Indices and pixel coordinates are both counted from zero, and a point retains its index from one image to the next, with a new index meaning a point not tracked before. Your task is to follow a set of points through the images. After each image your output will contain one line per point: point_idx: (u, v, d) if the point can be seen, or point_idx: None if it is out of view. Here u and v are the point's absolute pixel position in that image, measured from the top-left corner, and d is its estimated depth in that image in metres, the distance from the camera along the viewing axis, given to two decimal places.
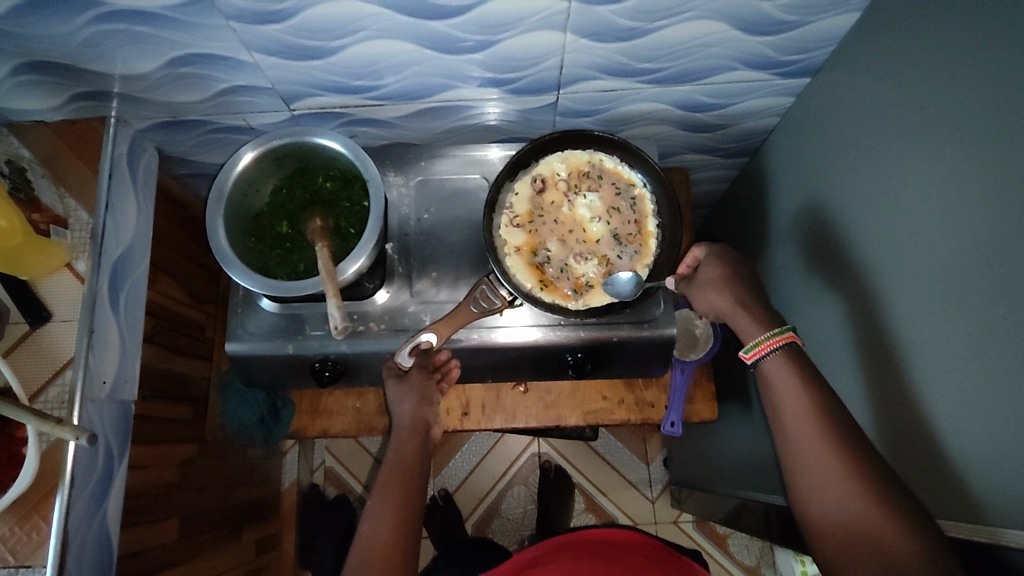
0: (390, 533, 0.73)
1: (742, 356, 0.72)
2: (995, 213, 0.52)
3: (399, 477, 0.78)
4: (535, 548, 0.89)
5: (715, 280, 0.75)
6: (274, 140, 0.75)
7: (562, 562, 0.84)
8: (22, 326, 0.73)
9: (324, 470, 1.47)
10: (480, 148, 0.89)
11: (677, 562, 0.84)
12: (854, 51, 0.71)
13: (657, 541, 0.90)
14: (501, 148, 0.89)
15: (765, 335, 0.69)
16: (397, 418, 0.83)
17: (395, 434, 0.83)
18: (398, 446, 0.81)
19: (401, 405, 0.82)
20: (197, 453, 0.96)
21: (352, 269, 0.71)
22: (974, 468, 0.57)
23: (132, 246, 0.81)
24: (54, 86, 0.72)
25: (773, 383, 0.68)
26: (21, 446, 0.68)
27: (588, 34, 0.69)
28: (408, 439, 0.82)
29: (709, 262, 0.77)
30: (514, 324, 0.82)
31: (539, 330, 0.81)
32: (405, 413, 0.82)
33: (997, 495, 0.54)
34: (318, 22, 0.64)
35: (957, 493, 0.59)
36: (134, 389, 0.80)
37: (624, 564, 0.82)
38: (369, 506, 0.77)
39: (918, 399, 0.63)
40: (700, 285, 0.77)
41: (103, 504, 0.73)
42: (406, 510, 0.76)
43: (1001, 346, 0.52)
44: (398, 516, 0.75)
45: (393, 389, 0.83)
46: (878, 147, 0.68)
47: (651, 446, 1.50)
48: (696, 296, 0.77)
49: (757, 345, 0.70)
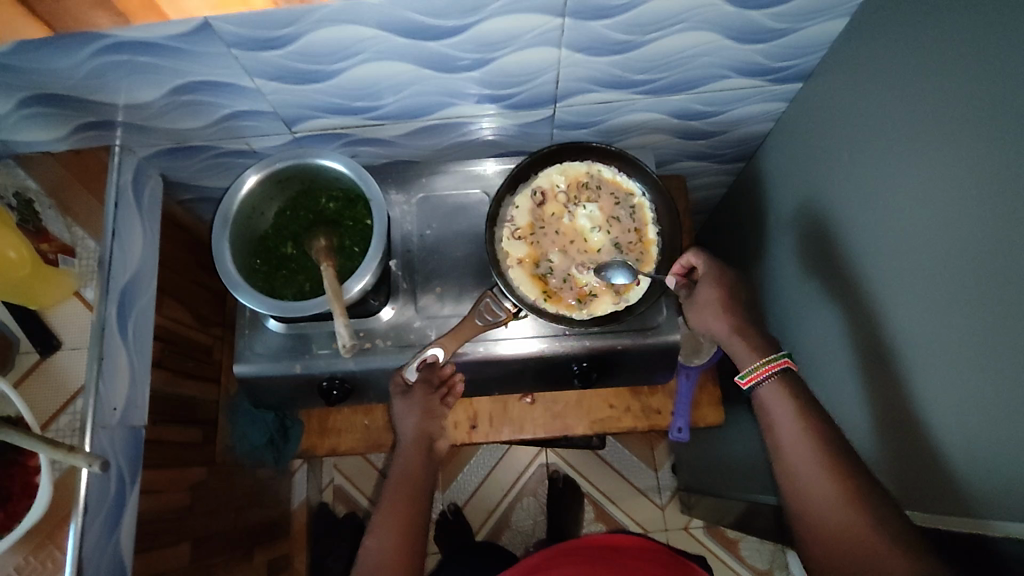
0: (398, 550, 0.72)
1: (737, 381, 0.71)
2: (988, 210, 0.53)
3: (407, 493, 0.77)
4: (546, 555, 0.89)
5: (713, 303, 0.73)
6: (277, 163, 0.76)
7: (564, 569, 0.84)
8: (32, 356, 0.73)
9: (333, 489, 1.48)
10: (475, 163, 0.90)
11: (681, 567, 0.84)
12: (844, 56, 0.72)
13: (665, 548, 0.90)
14: (497, 162, 0.91)
15: (759, 362, 0.69)
16: (401, 434, 0.81)
17: (400, 450, 0.81)
18: (404, 461, 0.79)
19: (405, 421, 0.80)
20: (207, 475, 0.96)
21: (357, 287, 0.72)
22: (967, 463, 0.57)
23: (140, 271, 0.82)
24: (60, 118, 0.74)
25: (766, 408, 0.67)
26: (34, 475, 0.68)
27: (583, 49, 0.71)
28: (415, 455, 0.80)
29: (707, 283, 0.74)
30: (516, 336, 0.82)
31: (539, 341, 0.82)
32: (409, 429, 0.80)
33: (992, 488, 0.55)
34: (318, 47, 0.65)
35: (954, 488, 0.59)
36: (143, 415, 0.80)
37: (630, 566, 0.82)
38: (372, 521, 0.76)
39: (915, 396, 0.64)
40: (697, 307, 0.75)
41: (115, 531, 0.73)
42: (412, 526, 0.75)
43: (996, 341, 0.53)
44: (404, 532, 0.74)
45: (398, 404, 0.81)
46: (871, 149, 0.69)
47: (658, 453, 1.50)
48: (693, 315, 0.76)
49: (753, 371, 0.69)
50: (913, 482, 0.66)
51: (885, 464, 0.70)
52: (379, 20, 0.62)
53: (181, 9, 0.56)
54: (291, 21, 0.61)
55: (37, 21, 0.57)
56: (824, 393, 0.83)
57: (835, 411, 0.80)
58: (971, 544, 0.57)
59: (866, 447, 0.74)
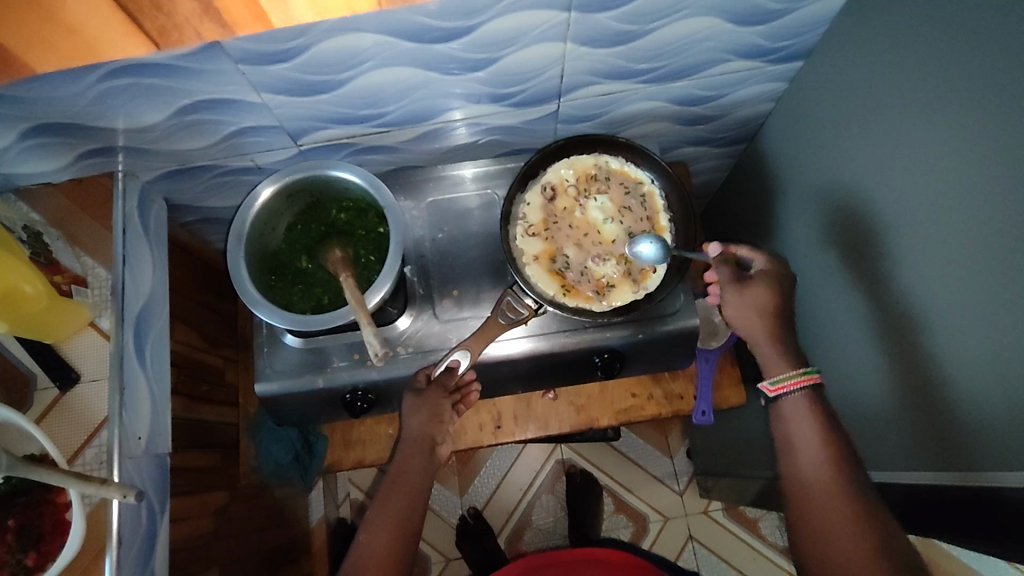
0: (387, 551, 0.73)
1: (764, 388, 0.74)
2: (995, 171, 0.54)
3: (402, 494, 0.76)
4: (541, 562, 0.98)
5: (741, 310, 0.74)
6: (288, 176, 0.76)
7: None
8: (52, 391, 0.72)
9: (350, 503, 1.48)
10: (456, 167, 0.90)
11: None
12: (842, 32, 0.74)
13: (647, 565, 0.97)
14: (477, 164, 0.90)
15: (796, 371, 0.72)
16: (403, 433, 0.79)
17: (400, 448, 0.79)
18: (403, 461, 0.78)
19: (411, 420, 0.78)
20: (231, 498, 0.95)
21: (376, 299, 0.71)
22: (984, 424, 0.59)
23: (152, 297, 0.80)
24: (62, 147, 0.72)
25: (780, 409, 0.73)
26: (65, 512, 0.66)
27: (587, 42, 0.71)
28: (412, 456, 0.78)
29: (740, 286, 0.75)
30: (504, 338, 0.82)
31: (528, 340, 0.82)
32: (412, 428, 0.78)
33: (1007, 443, 0.56)
34: (326, 57, 0.65)
35: (968, 446, 0.61)
36: (167, 441, 0.78)
37: None
38: (369, 514, 0.76)
39: (929, 359, 0.65)
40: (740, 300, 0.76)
41: (150, 561, 0.72)
42: (405, 529, 0.74)
43: (1012, 300, 0.54)
44: (397, 535, 0.74)
45: (407, 401, 0.79)
46: (873, 121, 0.70)
47: (672, 439, 1.50)
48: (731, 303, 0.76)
49: (785, 379, 0.72)
50: (931, 446, 0.67)
51: (904, 430, 0.71)
52: (384, 26, 0.62)
53: (290, 18, 0.52)
54: (301, 32, 0.60)
55: (143, 37, 0.52)
56: (837, 364, 0.84)
57: (852, 381, 0.81)
58: (991, 499, 0.59)
59: (884, 416, 0.75)
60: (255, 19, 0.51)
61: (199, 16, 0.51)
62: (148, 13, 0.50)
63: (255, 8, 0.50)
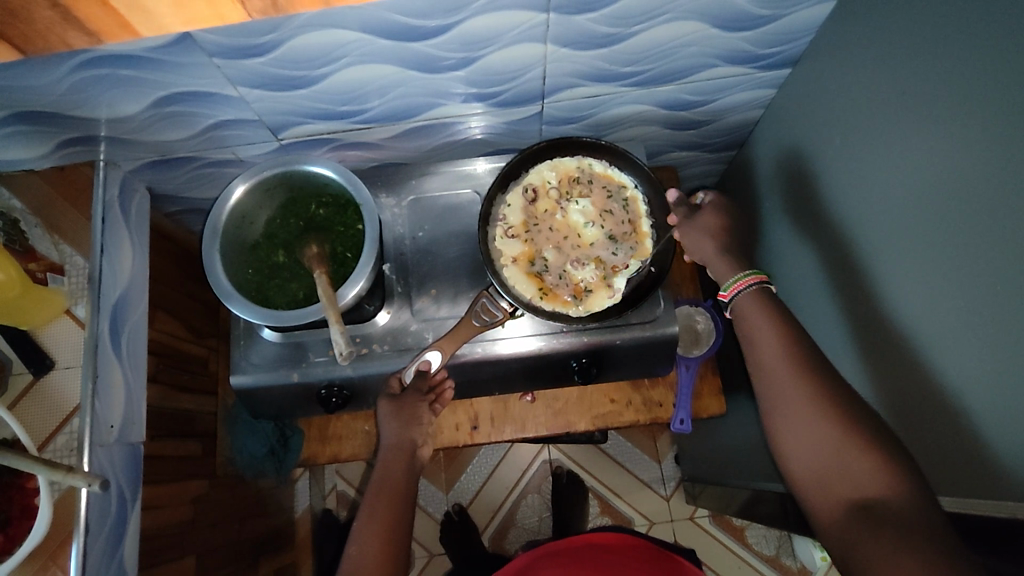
0: (379, 558, 0.70)
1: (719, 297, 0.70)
2: (970, 189, 0.53)
3: (387, 498, 0.73)
4: (529, 553, 0.96)
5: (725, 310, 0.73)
6: (265, 171, 0.76)
7: (550, 570, 0.91)
8: (26, 376, 0.72)
9: (336, 494, 1.48)
10: (452, 164, 0.89)
11: (662, 565, 0.90)
12: (829, 41, 0.72)
13: (647, 541, 0.97)
14: (488, 160, 0.90)
15: (742, 274, 0.69)
16: (381, 439, 0.77)
17: (381, 456, 0.77)
18: (384, 466, 0.76)
19: (388, 425, 0.76)
20: (208, 488, 0.95)
21: (351, 293, 0.71)
22: (952, 449, 0.57)
23: (131, 286, 0.81)
24: (41, 135, 0.73)
25: (739, 320, 0.67)
26: (33, 497, 0.67)
27: (567, 43, 0.70)
28: (395, 461, 0.76)
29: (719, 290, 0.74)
30: (514, 335, 0.82)
31: (538, 339, 0.81)
32: (389, 434, 0.76)
33: (974, 470, 0.55)
34: (303, 53, 0.64)
35: (933, 469, 0.60)
36: (141, 430, 0.79)
37: (610, 563, 0.90)
38: (356, 524, 0.73)
39: (902, 379, 0.63)
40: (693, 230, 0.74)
41: (119, 550, 0.72)
42: (395, 533, 0.72)
43: (983, 323, 0.52)
44: (387, 540, 0.71)
45: (384, 407, 0.77)
46: (856, 134, 0.69)
47: (661, 444, 1.49)
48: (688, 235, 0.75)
49: (734, 283, 0.69)
50: None
51: None
52: (358, 23, 0.61)
53: (160, 27, 0.54)
54: (274, 27, 0.60)
55: (9, 45, 0.54)
56: None
57: None
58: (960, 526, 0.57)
59: None
60: (120, 26, 0.53)
61: (60, 23, 0.53)
62: (11, 23, 0.52)
63: (120, 20, 0.53)
